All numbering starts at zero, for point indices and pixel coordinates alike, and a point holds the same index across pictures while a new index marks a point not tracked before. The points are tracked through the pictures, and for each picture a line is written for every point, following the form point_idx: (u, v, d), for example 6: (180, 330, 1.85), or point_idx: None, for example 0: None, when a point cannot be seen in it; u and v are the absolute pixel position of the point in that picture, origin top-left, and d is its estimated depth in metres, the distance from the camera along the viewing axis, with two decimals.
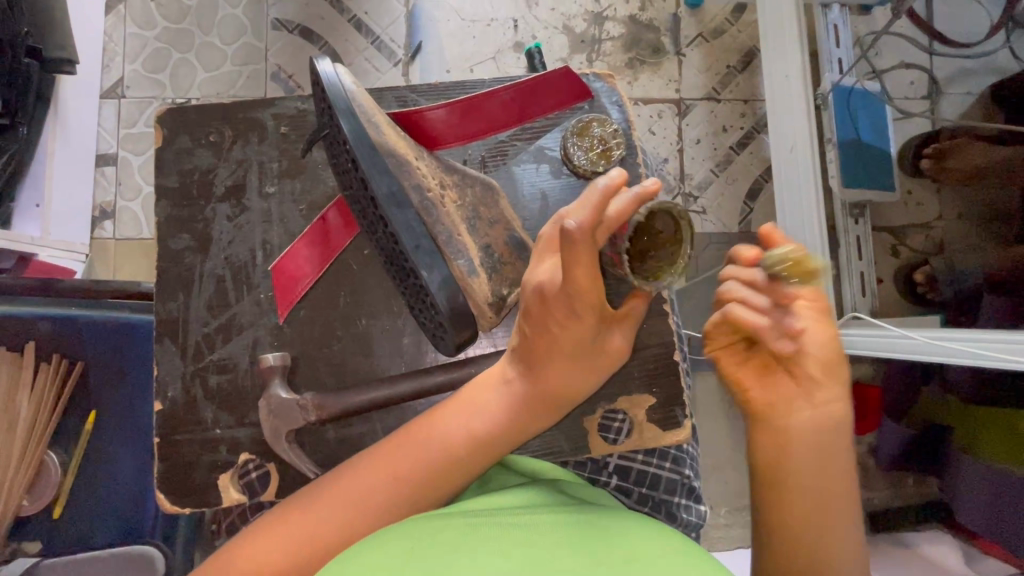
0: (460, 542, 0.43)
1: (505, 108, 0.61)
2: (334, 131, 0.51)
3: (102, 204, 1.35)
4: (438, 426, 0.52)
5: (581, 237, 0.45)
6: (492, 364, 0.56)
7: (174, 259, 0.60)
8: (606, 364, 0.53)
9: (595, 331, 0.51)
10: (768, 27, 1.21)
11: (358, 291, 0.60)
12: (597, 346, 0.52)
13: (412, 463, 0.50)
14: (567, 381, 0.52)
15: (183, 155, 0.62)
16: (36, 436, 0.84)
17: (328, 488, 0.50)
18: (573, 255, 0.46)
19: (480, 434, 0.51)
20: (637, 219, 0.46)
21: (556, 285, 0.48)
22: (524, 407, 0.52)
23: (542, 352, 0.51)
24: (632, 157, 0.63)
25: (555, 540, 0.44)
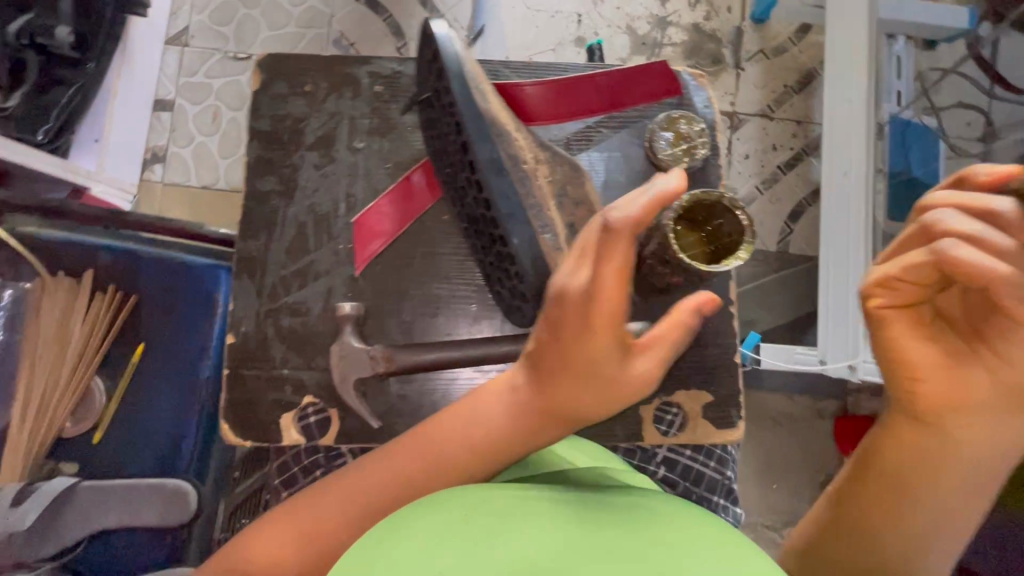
0: (509, 511, 0.43)
1: (601, 93, 0.62)
2: (441, 92, 0.53)
3: (154, 147, 1.39)
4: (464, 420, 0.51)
5: (620, 235, 0.43)
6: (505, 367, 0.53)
7: (259, 201, 0.61)
8: (628, 394, 0.47)
9: (614, 356, 0.46)
10: (835, 46, 1.17)
11: (434, 254, 0.61)
12: (616, 374, 0.46)
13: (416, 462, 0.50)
14: (578, 399, 0.47)
15: (278, 101, 0.63)
16: (85, 362, 0.86)
17: (359, 477, 0.50)
18: (605, 255, 0.43)
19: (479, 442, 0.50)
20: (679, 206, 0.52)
21: (578, 291, 0.44)
22: (525, 417, 0.50)
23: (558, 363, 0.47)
24: (713, 157, 0.64)
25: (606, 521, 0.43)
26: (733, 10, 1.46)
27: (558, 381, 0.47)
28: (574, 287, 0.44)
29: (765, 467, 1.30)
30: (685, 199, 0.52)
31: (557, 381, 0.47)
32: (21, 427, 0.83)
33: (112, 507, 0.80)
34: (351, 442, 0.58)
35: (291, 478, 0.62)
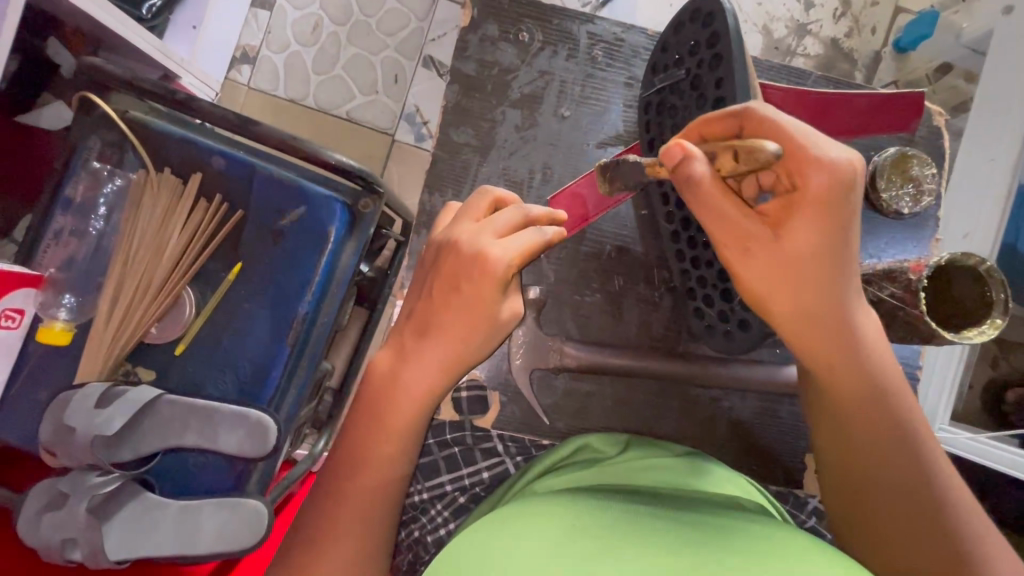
0: (622, 536, 0.40)
1: (856, 115, 0.55)
2: (708, 83, 0.47)
3: (245, 46, 1.30)
4: (392, 380, 0.44)
5: (486, 198, 0.47)
6: (440, 338, 0.44)
7: (452, 152, 0.55)
8: (498, 326, 0.45)
9: (490, 297, 0.43)
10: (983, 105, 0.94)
11: (624, 249, 0.57)
12: (492, 311, 0.44)
13: (381, 435, 0.44)
14: (449, 325, 0.44)
15: (487, 44, 0.56)
16: (180, 271, 0.80)
17: (322, 493, 0.45)
18: (465, 214, 0.47)
19: (426, 389, 0.44)
20: (936, 262, 0.48)
21: (458, 244, 0.44)
22: (448, 368, 0.44)
23: (426, 305, 0.45)
24: (933, 208, 0.60)
25: (735, 549, 0.39)
26: (877, 32, 1.29)
27: (442, 326, 0.44)
28: (462, 240, 0.44)
29: None
30: (944, 257, 0.47)
31: (443, 327, 0.44)
32: (108, 325, 0.78)
33: (191, 426, 0.77)
34: (507, 425, 0.56)
35: (424, 447, 0.58)
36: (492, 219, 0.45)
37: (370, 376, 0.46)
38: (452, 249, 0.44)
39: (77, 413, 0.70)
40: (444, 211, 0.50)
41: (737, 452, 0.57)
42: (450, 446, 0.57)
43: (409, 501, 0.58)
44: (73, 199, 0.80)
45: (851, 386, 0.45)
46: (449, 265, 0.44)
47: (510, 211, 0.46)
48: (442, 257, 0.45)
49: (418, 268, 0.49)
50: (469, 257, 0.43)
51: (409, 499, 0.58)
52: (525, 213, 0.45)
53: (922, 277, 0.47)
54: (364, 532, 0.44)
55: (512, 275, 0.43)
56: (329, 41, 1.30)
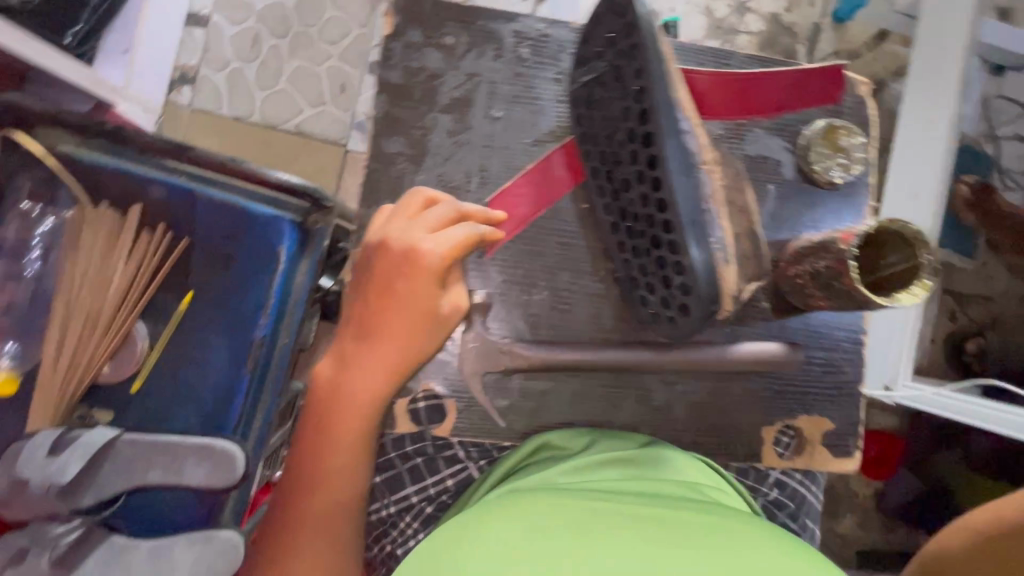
0: (577, 527, 0.42)
1: (778, 92, 0.57)
2: (627, 74, 0.47)
3: (183, 66, 1.25)
4: (335, 391, 0.48)
5: (417, 194, 0.49)
6: (388, 338, 0.47)
7: (385, 162, 0.55)
8: (443, 321, 0.48)
9: (429, 296, 0.47)
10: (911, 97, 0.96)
11: (567, 245, 0.57)
12: (434, 309, 0.48)
13: (342, 433, 0.47)
14: (394, 324, 0.47)
15: (411, 51, 0.55)
16: (128, 305, 0.78)
17: (292, 488, 0.49)
18: (397, 214, 0.49)
19: (379, 387, 0.48)
20: (864, 231, 0.49)
21: (394, 245, 0.47)
22: (398, 366, 0.48)
23: (367, 309, 0.48)
24: (864, 177, 0.61)
25: (690, 541, 0.41)
26: (815, 4, 1.31)
27: (387, 326, 0.47)
28: (396, 242, 0.47)
29: None
30: (873, 225, 0.48)
31: (387, 327, 0.47)
32: (56, 366, 0.76)
33: (154, 462, 0.74)
34: (467, 432, 0.55)
35: (387, 462, 0.58)
36: (426, 214, 0.48)
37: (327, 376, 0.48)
38: (387, 250, 0.47)
39: (30, 464, 0.69)
40: (377, 214, 0.50)
41: (697, 433, 0.58)
42: (413, 458, 0.58)
43: (377, 517, 0.59)
44: (7, 242, 0.78)
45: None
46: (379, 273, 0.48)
47: (442, 208, 0.49)
48: (377, 260, 0.48)
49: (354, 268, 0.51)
50: (404, 258, 0.47)
51: (378, 514, 0.59)
52: (459, 210, 0.49)
53: (854, 246, 0.48)
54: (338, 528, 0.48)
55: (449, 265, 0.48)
56: (269, 55, 1.27)
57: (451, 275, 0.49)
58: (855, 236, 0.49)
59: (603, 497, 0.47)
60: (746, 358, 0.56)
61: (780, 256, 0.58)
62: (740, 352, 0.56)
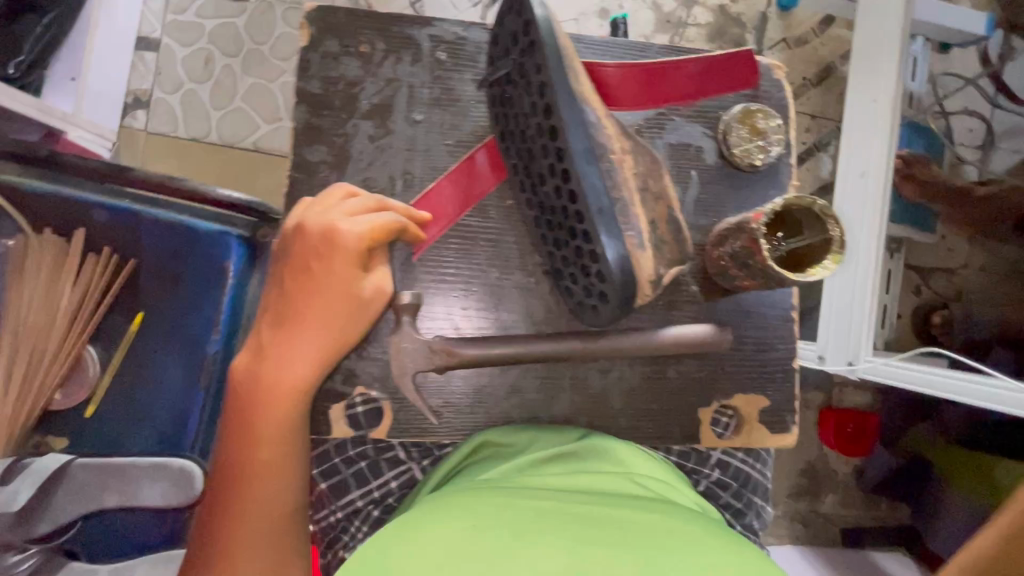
0: (512, 525, 0.43)
1: (689, 80, 0.58)
2: (530, 70, 0.48)
3: (136, 91, 1.25)
4: (257, 403, 0.50)
5: (337, 186, 0.51)
6: (312, 324, 0.49)
7: (308, 171, 0.56)
8: (367, 305, 0.50)
9: (350, 280, 0.49)
10: (853, 111, 1.06)
11: (495, 243, 0.57)
12: (357, 292, 0.50)
13: (272, 417, 0.50)
14: (319, 310, 0.49)
15: (329, 60, 0.56)
16: (76, 332, 0.77)
17: (226, 473, 0.50)
18: (317, 205, 0.50)
19: (305, 372, 0.50)
20: (773, 209, 0.50)
21: (313, 234, 0.49)
22: (323, 350, 0.50)
23: (290, 299, 0.50)
24: (785, 158, 0.62)
25: (621, 534, 0.43)
26: None
27: (310, 312, 0.49)
28: (315, 230, 0.49)
29: None
30: (779, 203, 0.50)
31: (311, 313, 0.49)
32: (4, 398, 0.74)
33: (110, 486, 0.74)
34: (403, 434, 0.56)
35: (332, 468, 0.59)
36: (346, 203, 0.50)
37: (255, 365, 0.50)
38: (307, 239, 0.49)
39: None
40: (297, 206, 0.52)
41: (634, 418, 0.59)
42: (357, 461, 0.59)
43: (326, 524, 0.60)
44: None
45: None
46: (297, 273, 0.50)
47: (363, 196, 0.51)
48: (298, 250, 0.50)
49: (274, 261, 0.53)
50: (324, 244, 0.49)
51: (326, 521, 0.60)
52: (380, 201, 0.51)
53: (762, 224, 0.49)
54: (274, 537, 0.50)
55: (365, 250, 0.49)
56: (222, 75, 1.26)
57: (373, 259, 0.51)
58: (763, 214, 0.50)
59: (541, 493, 0.48)
60: (677, 341, 0.56)
61: (705, 241, 0.60)
62: (669, 336, 0.56)
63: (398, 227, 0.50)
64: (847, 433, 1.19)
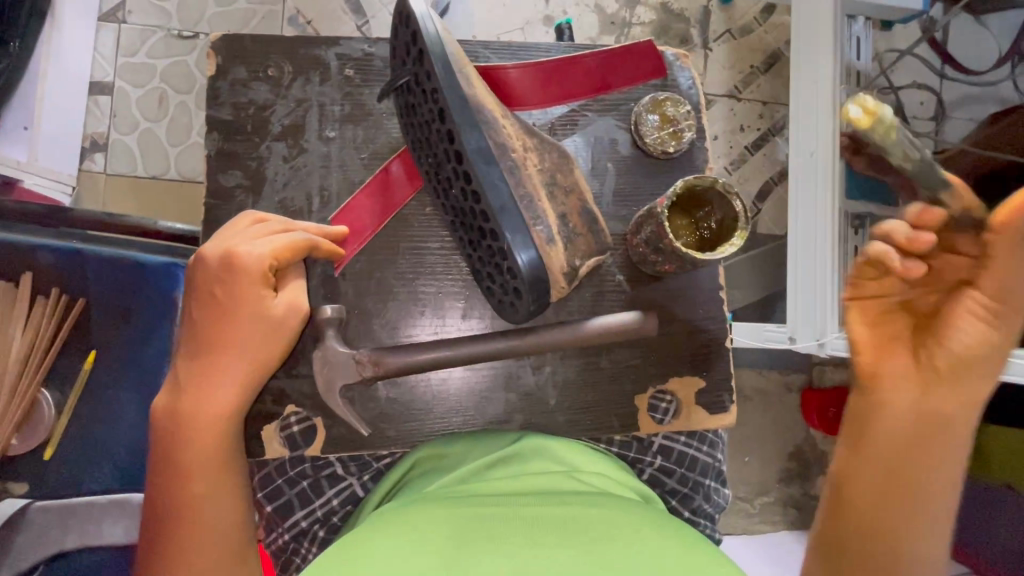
0: (449, 534, 0.43)
1: (587, 75, 0.59)
2: (422, 80, 0.49)
3: (92, 134, 1.23)
4: (180, 440, 0.50)
5: (244, 217, 0.53)
6: (230, 346, 0.51)
7: (225, 196, 0.57)
8: (284, 324, 0.52)
9: (262, 300, 0.51)
10: (798, 94, 1.09)
11: (417, 250, 0.58)
12: (269, 312, 0.51)
13: (200, 445, 0.50)
14: (237, 332, 0.51)
15: (239, 87, 0.58)
16: (29, 375, 0.78)
17: (160, 511, 0.50)
18: (224, 235, 0.52)
19: (230, 396, 0.51)
20: (674, 192, 0.51)
21: (220, 261, 0.51)
22: (245, 371, 0.51)
23: (207, 326, 0.51)
24: (699, 144, 0.63)
25: (558, 532, 0.43)
26: None
27: (228, 336, 0.51)
28: (220, 257, 0.51)
29: (740, 443, 1.33)
30: (679, 186, 0.50)
31: (228, 336, 0.51)
32: None
33: (72, 528, 0.75)
34: (339, 448, 0.57)
35: (276, 489, 0.60)
36: (253, 229, 0.52)
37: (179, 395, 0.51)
38: (215, 267, 0.51)
39: None
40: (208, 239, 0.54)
41: (571, 412, 0.59)
42: (299, 481, 0.60)
43: (277, 546, 0.61)
44: None
45: (902, 421, 0.50)
46: (206, 307, 0.51)
47: (271, 222, 0.53)
48: (211, 278, 0.51)
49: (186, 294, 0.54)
50: (232, 269, 0.50)
51: (277, 543, 0.60)
52: (287, 224, 0.54)
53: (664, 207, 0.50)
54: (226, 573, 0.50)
55: (269, 271, 0.51)
56: (177, 112, 1.24)
57: (284, 277, 0.53)
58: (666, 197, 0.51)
59: (483, 500, 0.48)
60: (604, 330, 0.56)
61: (626, 231, 0.61)
62: (596, 326, 0.56)
63: (308, 246, 0.53)
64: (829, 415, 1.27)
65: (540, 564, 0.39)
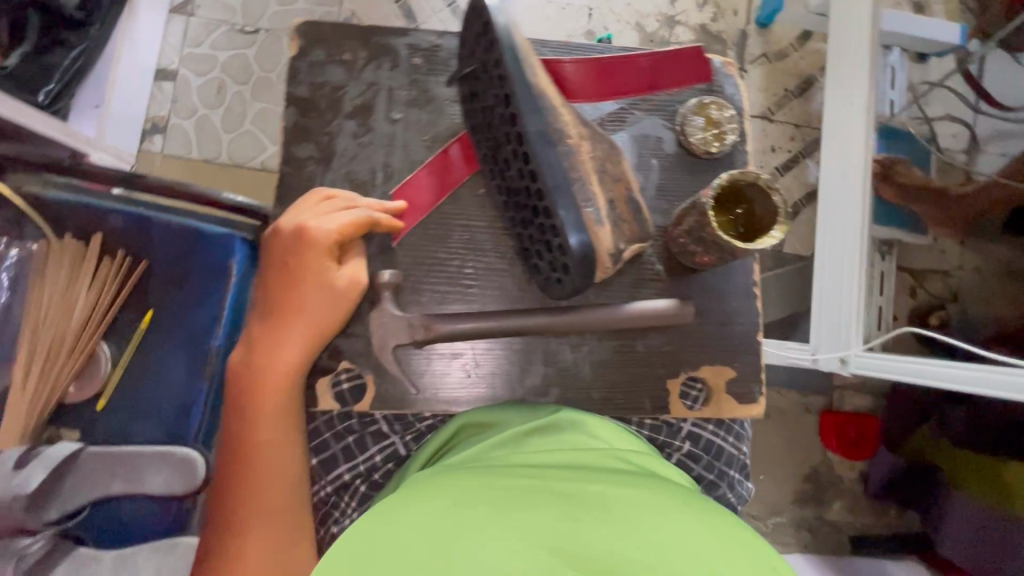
0: (487, 501, 0.44)
1: (640, 73, 0.64)
2: (491, 67, 0.53)
3: (154, 117, 1.31)
4: (252, 393, 0.57)
5: (315, 194, 0.58)
6: (299, 314, 0.56)
7: (297, 166, 0.62)
8: (348, 299, 0.57)
9: (329, 276, 0.57)
10: (833, 116, 1.11)
11: (471, 227, 0.62)
12: (336, 286, 0.57)
13: (267, 399, 0.57)
14: (305, 302, 0.56)
15: (316, 68, 0.63)
16: (92, 328, 0.83)
17: (236, 446, 0.58)
18: (295, 209, 0.58)
19: (295, 359, 0.57)
20: (718, 185, 0.54)
21: (293, 236, 0.56)
22: (309, 338, 0.57)
23: (279, 294, 0.57)
24: (740, 146, 0.67)
25: (597, 509, 0.44)
26: (738, 12, 1.40)
27: (297, 304, 0.57)
28: (293, 231, 0.56)
29: (758, 459, 1.33)
30: (722, 179, 0.53)
31: (297, 304, 0.57)
32: (22, 391, 0.80)
33: (118, 474, 0.80)
34: (384, 406, 0.60)
35: (323, 443, 0.64)
36: (323, 206, 0.57)
37: (255, 354, 0.57)
38: (289, 241, 0.57)
39: None
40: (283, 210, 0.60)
41: (605, 390, 0.62)
42: (345, 437, 0.64)
43: (319, 498, 0.65)
44: None
45: None
46: (280, 274, 0.57)
47: (338, 201, 0.58)
48: (284, 251, 0.57)
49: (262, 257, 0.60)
50: (303, 244, 0.56)
51: (319, 495, 0.65)
52: (350, 202, 0.58)
53: (710, 196, 0.53)
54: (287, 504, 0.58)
55: (335, 247, 0.57)
56: (233, 101, 1.32)
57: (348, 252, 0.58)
58: (711, 186, 0.54)
59: (521, 469, 0.49)
60: (640, 315, 0.60)
61: (667, 222, 0.64)
62: (632, 309, 0.60)
63: (372, 224, 0.57)
64: (848, 437, 1.29)
65: (572, 536, 0.40)
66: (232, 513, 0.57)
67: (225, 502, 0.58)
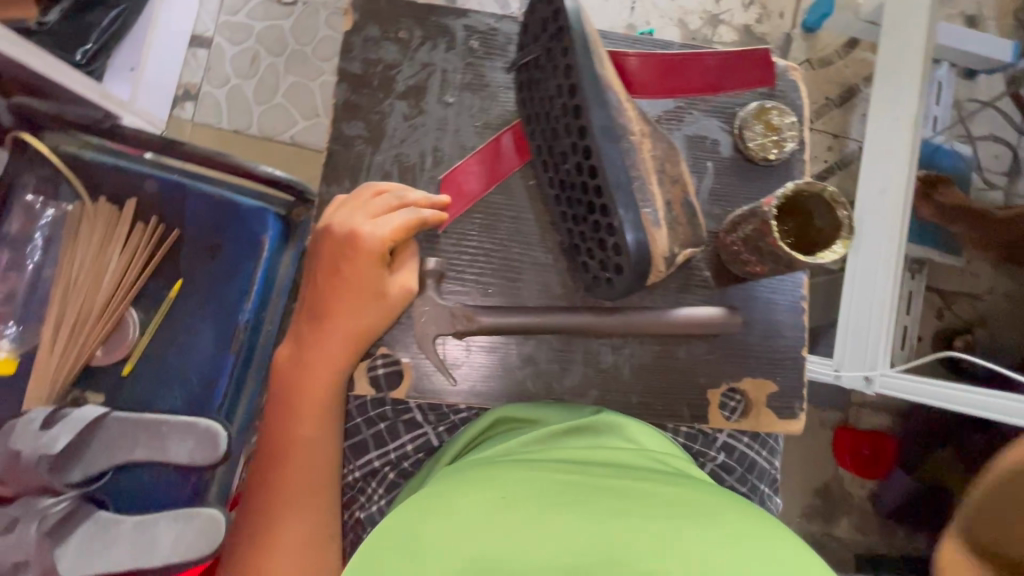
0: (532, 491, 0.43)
1: (704, 74, 0.62)
2: (557, 55, 0.52)
3: (187, 84, 1.29)
4: (296, 384, 0.58)
5: (366, 190, 0.57)
6: (346, 312, 0.56)
7: (346, 144, 0.61)
8: (395, 304, 0.56)
9: (377, 275, 0.55)
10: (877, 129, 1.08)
11: (518, 219, 0.61)
12: (384, 290, 0.56)
13: (311, 393, 0.57)
14: (351, 301, 0.56)
15: (371, 44, 0.61)
16: (122, 293, 0.82)
17: (277, 435, 0.59)
18: (346, 204, 0.57)
19: (338, 355, 0.57)
20: (781, 194, 0.52)
21: (343, 232, 0.55)
22: (353, 338, 0.57)
23: (326, 290, 0.57)
24: (797, 154, 0.65)
25: (644, 506, 0.42)
26: (785, 15, 1.36)
27: (343, 303, 0.56)
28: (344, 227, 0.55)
29: None
30: (786, 190, 0.52)
31: (343, 303, 0.56)
32: (52, 352, 0.80)
33: (142, 440, 0.79)
34: (419, 395, 0.59)
35: (355, 429, 0.65)
36: (373, 203, 0.56)
37: (301, 347, 0.58)
38: (338, 236, 0.56)
39: (21, 435, 0.74)
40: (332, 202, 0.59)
41: (643, 394, 0.61)
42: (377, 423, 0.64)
43: (346, 481, 0.64)
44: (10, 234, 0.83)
45: None
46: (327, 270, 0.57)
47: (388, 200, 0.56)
48: (333, 245, 0.56)
49: (310, 249, 0.60)
50: (353, 241, 0.55)
51: (347, 478, 0.64)
52: (401, 200, 0.56)
53: (774, 203, 0.52)
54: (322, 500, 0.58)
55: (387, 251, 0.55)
56: (266, 72, 1.30)
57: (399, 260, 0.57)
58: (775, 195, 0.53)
59: (560, 462, 0.48)
60: (686, 322, 0.59)
61: (718, 229, 0.62)
62: (678, 316, 0.58)
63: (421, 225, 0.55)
64: (862, 455, 1.28)
65: (624, 529, 0.39)
66: (269, 503, 0.58)
67: (264, 490, 0.58)
